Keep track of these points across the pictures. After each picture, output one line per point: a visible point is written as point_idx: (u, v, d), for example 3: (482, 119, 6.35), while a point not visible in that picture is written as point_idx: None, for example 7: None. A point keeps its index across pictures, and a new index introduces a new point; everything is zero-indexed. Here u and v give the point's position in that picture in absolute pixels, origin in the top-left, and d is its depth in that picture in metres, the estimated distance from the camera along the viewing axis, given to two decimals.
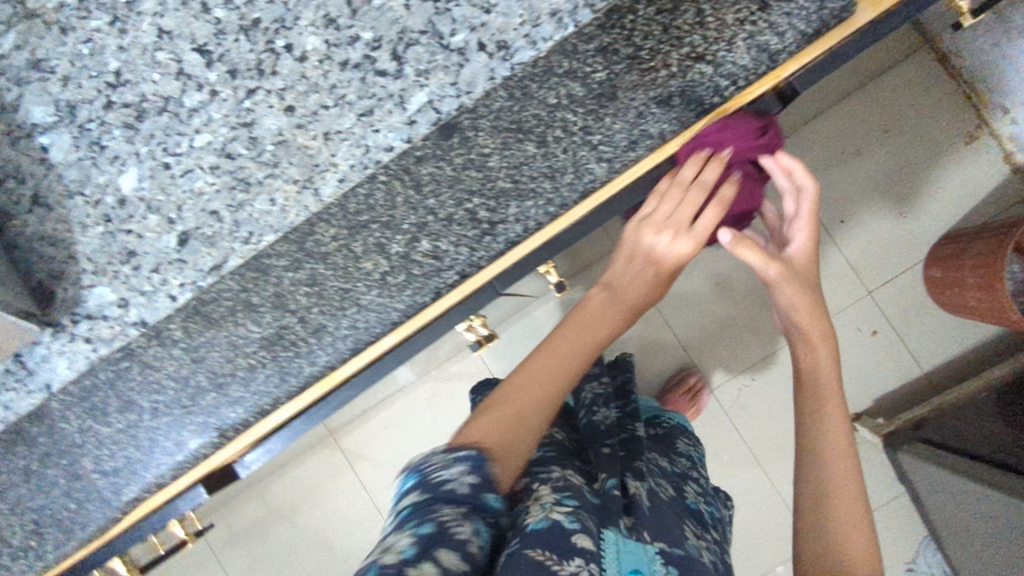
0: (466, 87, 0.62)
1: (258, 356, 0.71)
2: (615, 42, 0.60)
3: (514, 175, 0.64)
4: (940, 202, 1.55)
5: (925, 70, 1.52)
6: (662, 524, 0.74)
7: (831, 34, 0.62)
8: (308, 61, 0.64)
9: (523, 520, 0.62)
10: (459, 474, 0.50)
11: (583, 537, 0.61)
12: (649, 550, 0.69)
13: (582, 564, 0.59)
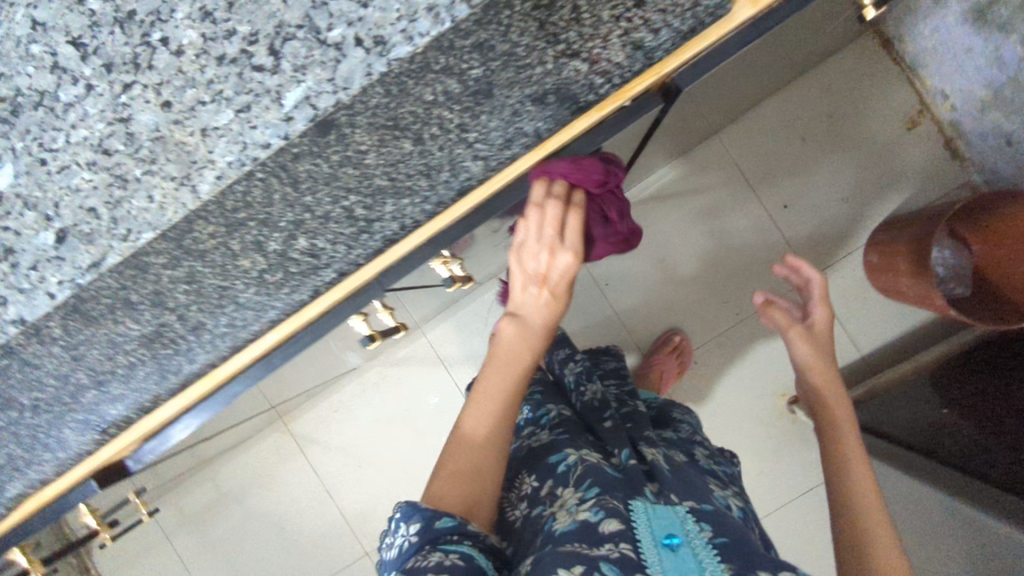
0: (342, 83, 0.60)
1: (137, 354, 0.76)
2: (492, 38, 0.60)
3: (391, 173, 0.67)
4: (878, 186, 1.58)
5: (866, 54, 1.55)
6: (686, 486, 0.77)
7: (710, 30, 0.63)
8: (184, 55, 0.62)
9: (554, 525, 0.69)
10: (405, 533, 0.60)
11: (610, 522, 0.66)
12: (679, 511, 0.71)
13: (612, 547, 0.63)
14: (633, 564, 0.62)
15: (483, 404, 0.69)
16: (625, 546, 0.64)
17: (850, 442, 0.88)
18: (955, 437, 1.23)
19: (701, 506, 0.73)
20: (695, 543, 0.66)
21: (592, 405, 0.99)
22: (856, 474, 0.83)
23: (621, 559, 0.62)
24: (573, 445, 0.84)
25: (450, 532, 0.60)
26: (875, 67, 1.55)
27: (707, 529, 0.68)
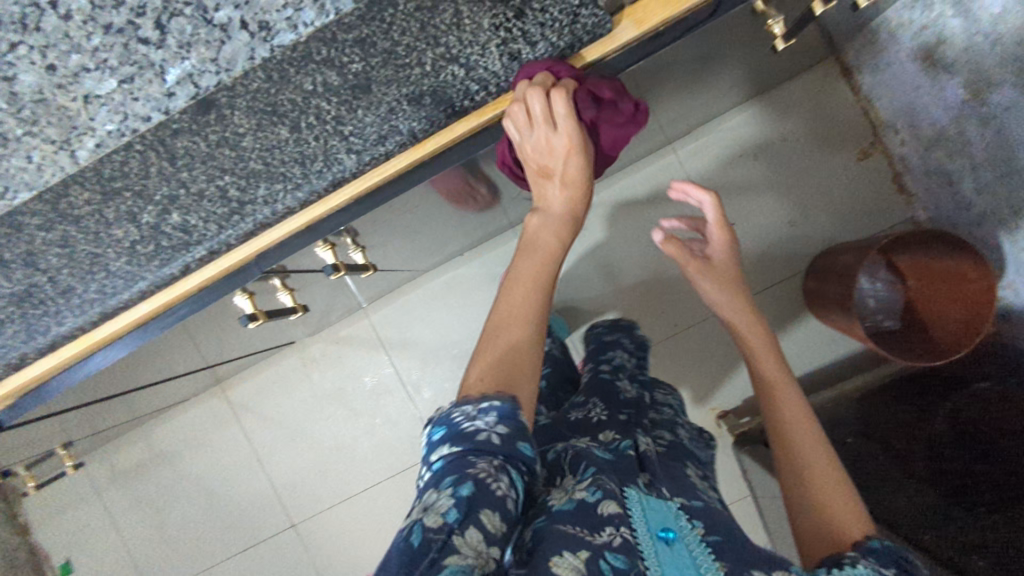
0: (225, 65, 0.60)
1: (5, 310, 0.70)
2: (373, 35, 0.61)
3: (265, 157, 0.66)
4: (826, 212, 1.57)
5: (828, 81, 1.54)
6: (676, 483, 0.74)
7: (588, 51, 0.66)
8: (71, 20, 0.59)
9: (549, 501, 0.61)
10: (490, 427, 0.55)
11: (609, 504, 0.60)
12: (672, 507, 0.66)
13: (613, 531, 0.58)
14: (632, 552, 0.57)
15: (512, 306, 0.67)
16: (624, 532, 0.58)
17: (796, 417, 0.83)
18: (910, 469, 1.19)
19: (692, 503, 0.70)
20: (688, 539, 0.62)
21: (617, 396, 0.93)
22: (808, 457, 0.78)
23: (622, 546, 0.57)
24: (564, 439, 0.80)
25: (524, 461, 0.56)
26: (833, 96, 1.54)
27: (698, 526, 0.65)
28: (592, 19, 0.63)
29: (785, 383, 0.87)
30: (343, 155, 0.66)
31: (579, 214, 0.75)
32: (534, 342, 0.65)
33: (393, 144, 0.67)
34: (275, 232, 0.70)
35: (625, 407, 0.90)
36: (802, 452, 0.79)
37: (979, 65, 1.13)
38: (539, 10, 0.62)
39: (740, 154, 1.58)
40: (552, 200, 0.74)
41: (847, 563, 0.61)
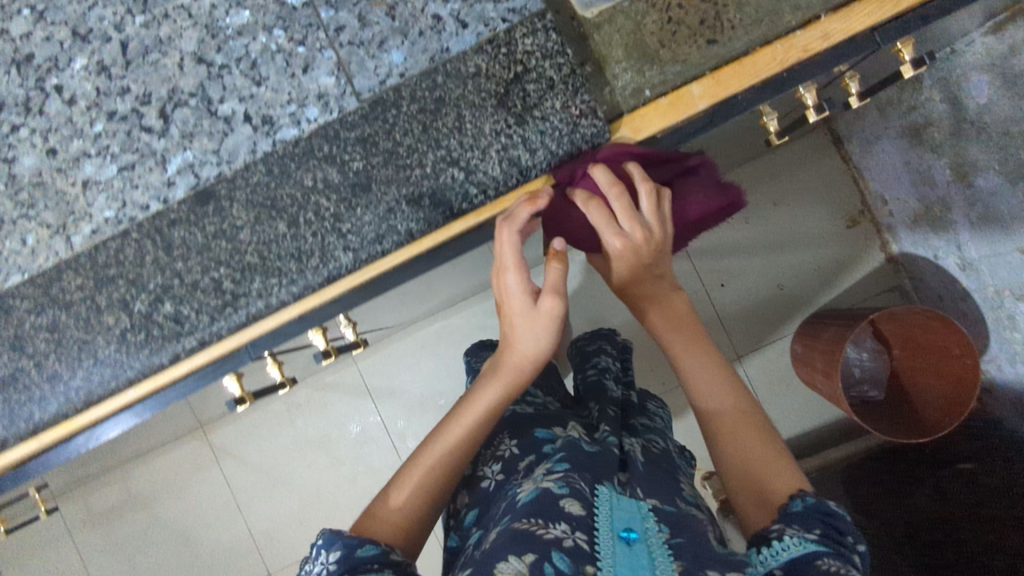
0: (227, 157, 0.64)
1: None
2: (376, 134, 0.64)
3: (263, 252, 0.64)
4: (814, 285, 1.42)
5: (822, 145, 1.39)
6: (660, 480, 0.63)
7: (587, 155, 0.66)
8: (76, 105, 0.64)
9: (517, 496, 0.56)
10: (323, 563, 0.52)
11: (571, 502, 0.52)
12: (643, 508, 0.55)
13: (567, 530, 0.49)
14: (585, 556, 0.48)
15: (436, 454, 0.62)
16: (581, 535, 0.49)
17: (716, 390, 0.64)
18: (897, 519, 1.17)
19: (666, 506, 0.57)
20: (653, 541, 0.50)
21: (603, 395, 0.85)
22: (734, 439, 0.61)
23: (574, 548, 0.48)
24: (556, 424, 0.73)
25: (370, 560, 0.51)
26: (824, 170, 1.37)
27: (665, 530, 0.52)
28: (592, 129, 0.63)
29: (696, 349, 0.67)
30: (342, 253, 0.64)
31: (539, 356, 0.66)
32: (426, 506, 0.60)
33: (391, 244, 0.64)
34: (268, 323, 0.65)
35: (614, 404, 0.82)
36: (729, 427, 0.62)
37: (964, 150, 1.11)
38: (541, 119, 0.63)
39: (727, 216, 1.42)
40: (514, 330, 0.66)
41: (773, 536, 0.50)
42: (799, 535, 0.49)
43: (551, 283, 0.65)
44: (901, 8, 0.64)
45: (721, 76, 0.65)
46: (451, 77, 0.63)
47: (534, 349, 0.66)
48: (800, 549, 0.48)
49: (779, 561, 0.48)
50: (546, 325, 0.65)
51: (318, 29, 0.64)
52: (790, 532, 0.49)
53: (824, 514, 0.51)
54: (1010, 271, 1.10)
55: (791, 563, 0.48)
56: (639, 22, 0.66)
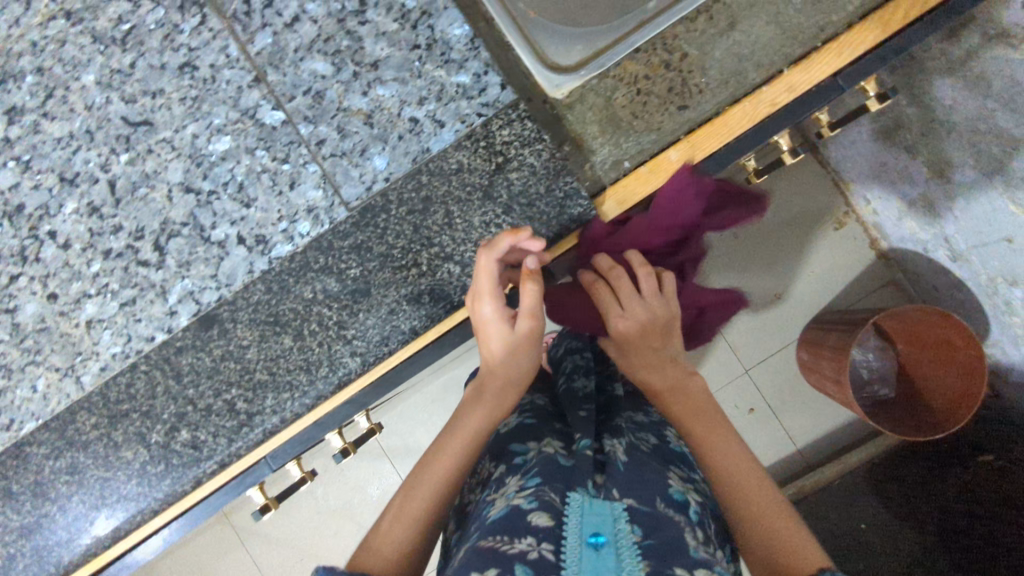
0: (226, 280, 0.65)
1: (9, 546, 0.67)
2: (369, 240, 0.65)
3: (271, 368, 0.65)
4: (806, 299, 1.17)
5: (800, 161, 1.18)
6: (640, 477, 0.58)
7: (570, 238, 0.68)
8: (72, 248, 0.66)
9: (489, 513, 0.55)
10: None
11: (540, 515, 0.51)
12: (615, 508, 0.52)
13: (533, 542, 0.48)
14: (550, 567, 0.46)
15: (424, 479, 0.56)
16: (547, 545, 0.48)
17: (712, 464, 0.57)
18: (898, 530, 1.00)
19: (643, 506, 0.54)
20: (623, 542, 0.48)
21: (574, 392, 0.74)
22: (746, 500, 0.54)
23: (540, 559, 0.46)
24: (536, 433, 0.66)
25: None
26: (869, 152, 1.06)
27: (637, 530, 0.50)
28: (578, 209, 0.66)
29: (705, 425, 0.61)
30: (349, 359, 0.65)
31: (524, 374, 0.63)
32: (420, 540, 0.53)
33: (397, 344, 0.65)
34: (286, 433, 0.66)
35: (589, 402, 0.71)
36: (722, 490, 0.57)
37: (939, 147, 0.95)
38: (527, 206, 0.65)
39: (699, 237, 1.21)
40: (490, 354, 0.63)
41: None
42: None
43: (527, 305, 0.61)
44: (860, 50, 0.68)
45: (695, 139, 0.68)
46: (436, 174, 0.65)
47: (513, 373, 0.63)
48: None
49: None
50: (525, 353, 0.63)
51: (300, 145, 0.66)
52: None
53: None
54: (999, 260, 0.94)
55: None
56: (610, 97, 0.69)
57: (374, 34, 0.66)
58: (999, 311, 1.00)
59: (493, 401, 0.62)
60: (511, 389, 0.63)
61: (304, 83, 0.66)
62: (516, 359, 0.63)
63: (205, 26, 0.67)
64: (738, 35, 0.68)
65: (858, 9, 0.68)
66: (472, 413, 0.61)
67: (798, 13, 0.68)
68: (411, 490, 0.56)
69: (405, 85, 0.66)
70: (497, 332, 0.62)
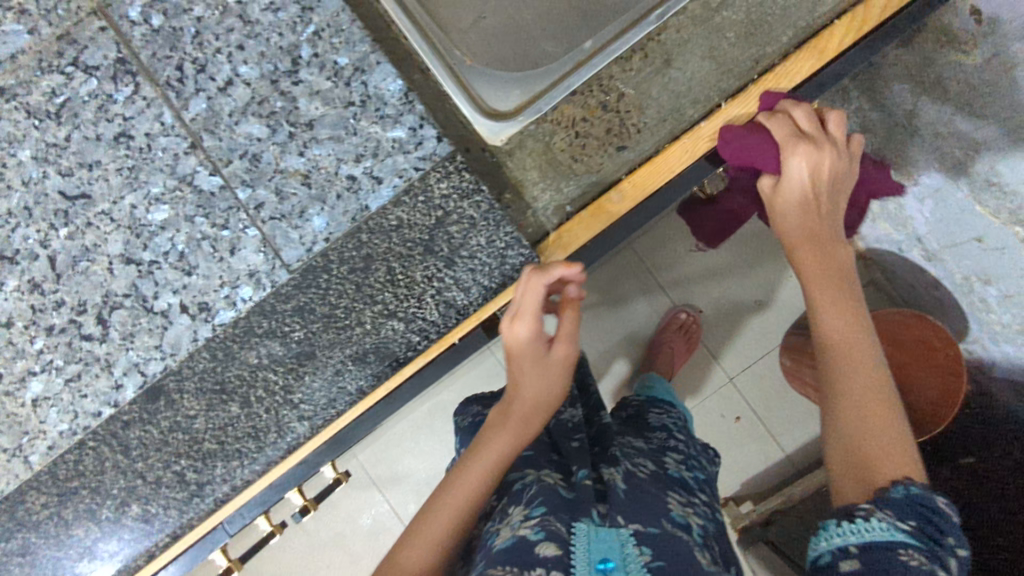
0: (170, 349, 0.65)
1: None
2: (312, 301, 0.65)
3: (219, 436, 0.65)
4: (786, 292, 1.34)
5: None
6: (642, 502, 0.60)
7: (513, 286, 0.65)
8: (14, 326, 0.65)
9: (494, 542, 0.57)
10: None
11: (548, 546, 0.53)
12: (620, 533, 0.56)
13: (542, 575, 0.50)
14: None
15: (443, 496, 0.58)
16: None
17: (840, 329, 0.60)
18: None
19: (650, 529, 0.57)
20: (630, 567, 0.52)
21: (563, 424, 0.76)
22: (854, 393, 0.56)
23: None
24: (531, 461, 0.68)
25: None
26: None
27: (646, 552, 0.54)
28: (520, 258, 0.65)
29: (833, 290, 0.62)
30: (297, 423, 0.65)
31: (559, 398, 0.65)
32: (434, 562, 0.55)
33: (344, 405, 0.65)
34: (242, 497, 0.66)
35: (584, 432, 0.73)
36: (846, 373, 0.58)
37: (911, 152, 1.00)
38: (469, 257, 0.65)
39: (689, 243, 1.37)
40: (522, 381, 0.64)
41: (858, 513, 0.49)
42: (889, 521, 0.48)
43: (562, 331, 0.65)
44: (795, 82, 0.67)
45: (636, 179, 0.67)
46: (375, 232, 0.65)
47: (544, 398, 0.64)
48: (887, 535, 0.47)
49: (859, 538, 0.48)
50: (553, 382, 0.65)
51: (239, 210, 0.66)
52: (880, 516, 0.48)
53: (925, 509, 0.48)
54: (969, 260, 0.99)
55: (872, 546, 0.47)
56: (548, 142, 0.68)
57: (308, 93, 0.66)
58: (978, 310, 1.03)
59: (519, 428, 0.63)
60: (535, 411, 0.64)
61: (241, 146, 0.66)
62: (549, 385, 0.65)
63: (140, 95, 0.67)
64: (673, 72, 0.68)
65: (792, 40, 0.67)
66: (495, 437, 0.61)
67: (732, 47, 0.67)
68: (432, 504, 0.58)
69: (340, 143, 0.66)
70: (533, 351, 0.64)
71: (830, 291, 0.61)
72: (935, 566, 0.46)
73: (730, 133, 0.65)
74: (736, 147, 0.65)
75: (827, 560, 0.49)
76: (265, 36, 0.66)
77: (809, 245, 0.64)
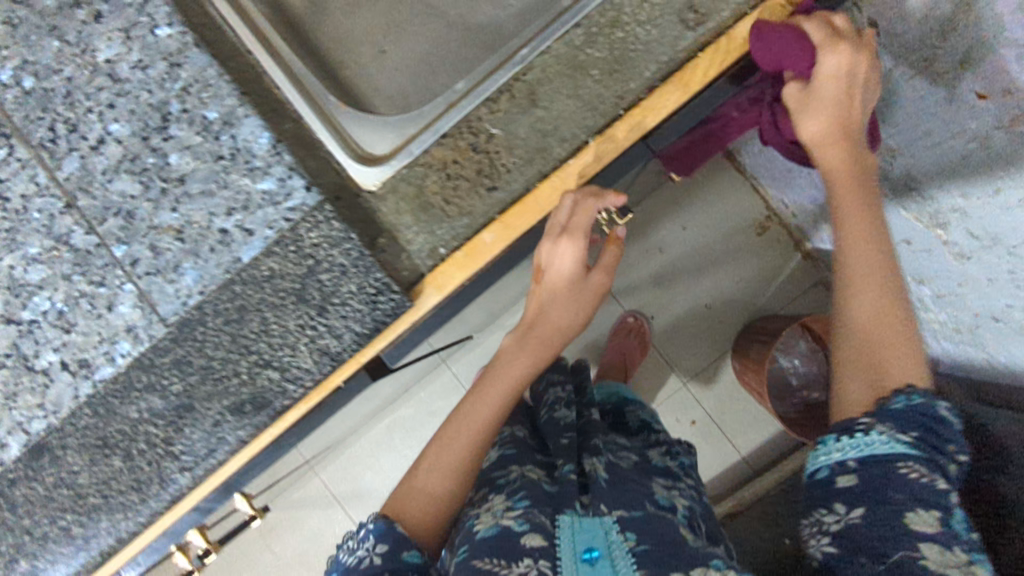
0: (52, 408, 0.66)
1: None
2: (189, 353, 0.66)
3: (104, 490, 0.67)
4: (738, 289, 1.57)
5: (725, 182, 1.57)
6: (624, 490, 0.71)
7: (388, 329, 0.68)
8: None
9: (477, 530, 0.66)
10: (370, 551, 0.62)
11: (531, 537, 0.63)
12: (605, 521, 0.66)
13: (529, 564, 0.61)
14: None
15: (477, 400, 0.71)
16: (542, 564, 0.61)
17: (861, 250, 0.63)
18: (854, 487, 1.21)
19: (632, 513, 0.67)
20: (614, 554, 0.63)
21: (557, 421, 0.86)
22: (870, 311, 0.61)
23: None
24: (525, 461, 0.78)
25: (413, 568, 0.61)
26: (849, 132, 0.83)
27: (630, 538, 0.64)
28: (392, 303, 0.66)
29: (860, 212, 0.64)
30: (179, 475, 0.67)
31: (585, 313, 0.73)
32: (475, 461, 0.69)
33: (224, 454, 0.67)
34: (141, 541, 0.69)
35: (570, 429, 0.84)
36: (863, 294, 0.61)
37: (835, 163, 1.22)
38: (340, 304, 0.66)
39: (656, 245, 1.58)
40: (551, 308, 0.72)
41: (860, 428, 0.56)
42: (889, 435, 0.55)
43: (602, 262, 0.74)
44: (660, 117, 0.67)
45: (507, 219, 0.68)
46: (249, 283, 0.66)
47: (569, 326, 0.73)
48: (888, 447, 0.54)
49: (858, 453, 0.55)
50: (577, 309, 0.73)
51: (115, 267, 0.67)
52: (879, 429, 0.55)
53: (930, 420, 0.56)
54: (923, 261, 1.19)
55: (871, 456, 0.55)
56: (420, 185, 0.69)
57: (179, 148, 0.66)
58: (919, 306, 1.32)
59: (541, 349, 0.73)
60: (559, 332, 0.73)
61: (113, 205, 0.67)
62: (573, 313, 0.73)
63: (13, 157, 0.67)
64: (539, 111, 0.68)
65: (656, 74, 0.67)
66: (518, 359, 0.72)
67: (596, 84, 0.67)
68: (465, 411, 0.70)
69: (211, 198, 0.66)
70: (566, 280, 0.71)
71: (856, 204, 0.64)
72: (933, 474, 0.54)
73: (766, 34, 0.63)
74: (769, 51, 0.64)
75: (824, 473, 0.58)
76: (134, 94, 0.67)
77: (840, 152, 0.65)
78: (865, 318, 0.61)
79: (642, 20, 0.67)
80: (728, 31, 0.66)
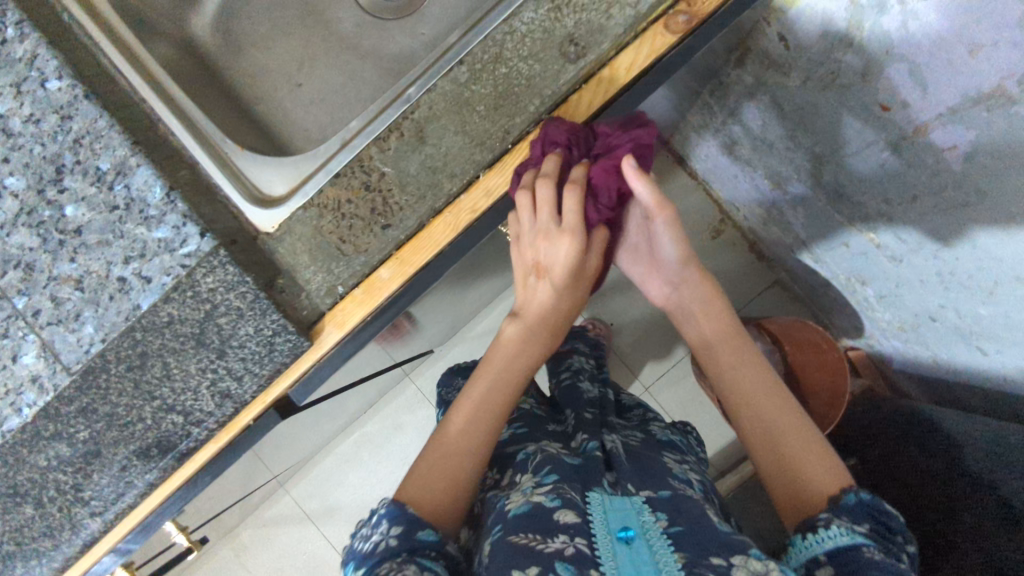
0: None
1: None
2: (93, 402, 0.67)
3: (17, 536, 0.69)
4: None
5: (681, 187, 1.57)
6: (646, 471, 0.68)
7: (292, 366, 0.70)
8: None
9: (506, 507, 0.60)
10: (386, 533, 0.57)
11: (565, 512, 0.56)
12: (635, 501, 0.60)
13: (566, 539, 0.53)
14: (588, 560, 0.51)
15: (489, 380, 0.69)
16: (579, 540, 0.53)
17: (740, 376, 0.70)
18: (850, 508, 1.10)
19: (660, 493, 0.62)
20: (650, 534, 0.55)
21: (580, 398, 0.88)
22: (772, 424, 0.66)
23: (575, 555, 0.52)
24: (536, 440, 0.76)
25: (429, 549, 0.56)
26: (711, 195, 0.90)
27: (662, 518, 0.57)
28: (291, 342, 0.68)
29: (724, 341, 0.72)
30: (89, 520, 0.69)
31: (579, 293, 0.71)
32: (487, 444, 0.65)
33: (131, 498, 0.69)
34: None
35: (590, 406, 0.85)
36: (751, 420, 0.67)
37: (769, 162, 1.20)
38: (237, 346, 0.67)
39: None
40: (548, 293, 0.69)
41: (820, 525, 0.55)
42: (844, 526, 0.54)
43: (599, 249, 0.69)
44: None
45: (404, 255, 0.69)
46: (149, 330, 0.67)
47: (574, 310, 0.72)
48: (849, 537, 0.53)
49: (825, 547, 0.53)
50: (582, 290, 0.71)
51: (17, 318, 0.68)
52: (836, 523, 0.54)
53: (876, 512, 0.56)
54: (848, 262, 1.19)
55: (838, 549, 0.52)
56: (316, 225, 0.70)
57: (75, 200, 0.68)
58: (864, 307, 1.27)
59: (549, 333, 0.71)
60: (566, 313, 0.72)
61: (13, 258, 0.68)
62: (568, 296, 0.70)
63: None
64: (429, 148, 0.69)
65: (540, 108, 0.68)
66: (537, 342, 0.71)
67: (482, 120, 0.68)
68: (476, 391, 0.68)
69: (108, 247, 0.67)
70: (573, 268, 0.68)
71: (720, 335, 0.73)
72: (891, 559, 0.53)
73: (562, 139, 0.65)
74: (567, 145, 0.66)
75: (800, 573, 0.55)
76: (28, 147, 0.68)
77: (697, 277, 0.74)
78: (766, 436, 0.65)
79: (523, 55, 0.68)
80: (610, 63, 0.68)
